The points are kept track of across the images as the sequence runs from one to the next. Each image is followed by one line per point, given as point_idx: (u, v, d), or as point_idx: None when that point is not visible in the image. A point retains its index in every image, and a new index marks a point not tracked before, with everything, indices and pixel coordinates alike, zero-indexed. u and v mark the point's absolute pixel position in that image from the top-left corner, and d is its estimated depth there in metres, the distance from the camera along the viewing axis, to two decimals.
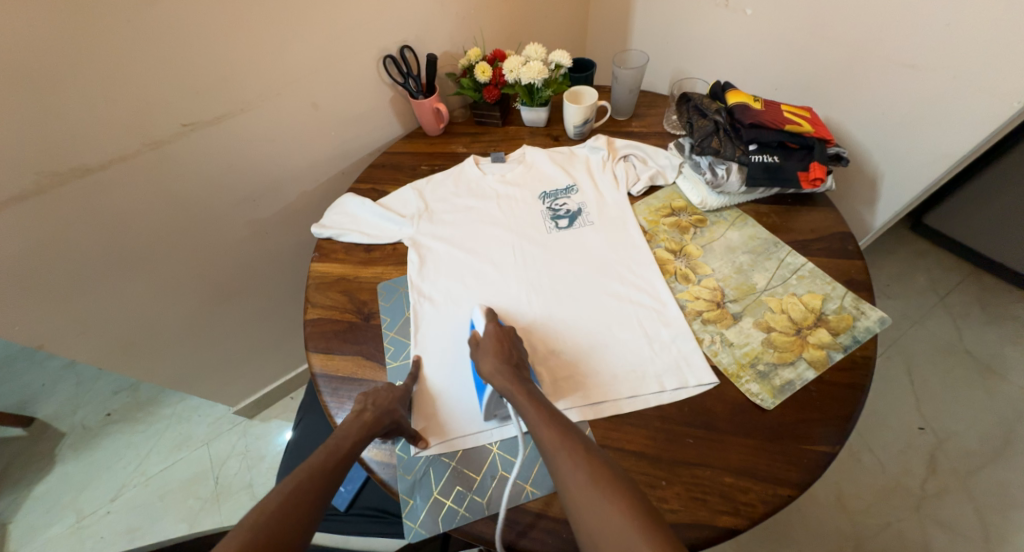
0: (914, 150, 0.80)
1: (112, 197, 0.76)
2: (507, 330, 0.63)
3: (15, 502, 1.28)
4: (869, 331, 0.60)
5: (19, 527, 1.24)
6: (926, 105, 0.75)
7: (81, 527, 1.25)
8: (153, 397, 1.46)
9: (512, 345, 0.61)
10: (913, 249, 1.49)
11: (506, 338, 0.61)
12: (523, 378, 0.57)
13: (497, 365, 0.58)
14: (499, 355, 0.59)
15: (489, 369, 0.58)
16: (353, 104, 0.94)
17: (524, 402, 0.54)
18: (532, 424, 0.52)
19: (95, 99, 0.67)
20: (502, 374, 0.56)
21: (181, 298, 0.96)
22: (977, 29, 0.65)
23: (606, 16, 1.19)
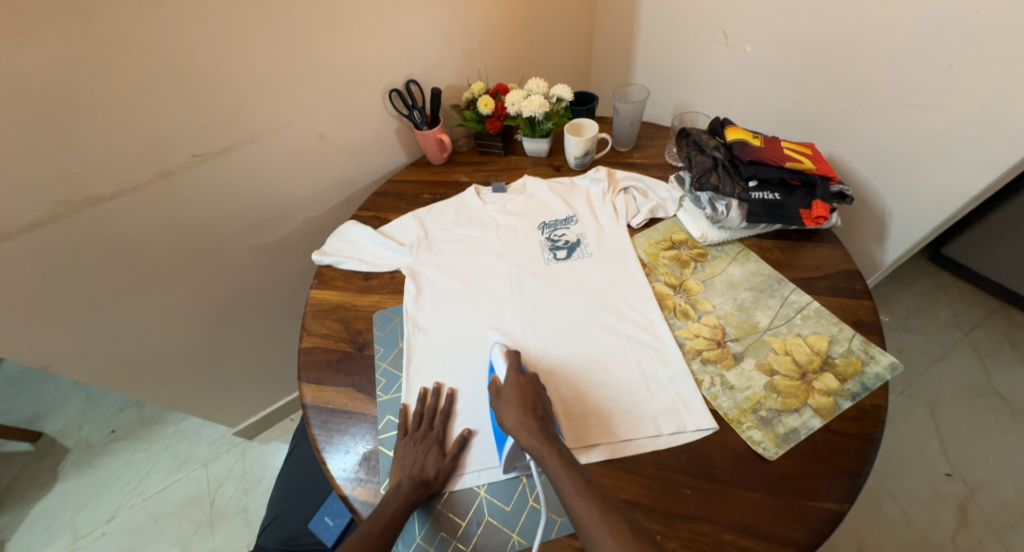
0: (926, 186, 0.77)
1: (121, 225, 0.77)
2: (529, 378, 0.59)
3: (15, 520, 1.28)
4: (879, 378, 0.57)
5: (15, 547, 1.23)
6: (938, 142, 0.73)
7: (76, 548, 1.23)
8: (157, 415, 1.46)
9: (537, 395, 0.58)
10: (933, 282, 1.44)
11: (530, 388, 0.58)
12: (550, 434, 0.54)
13: (522, 419, 0.55)
14: (523, 406, 0.56)
15: (514, 424, 0.55)
16: (359, 135, 0.96)
17: (553, 464, 0.51)
18: (558, 481, 0.50)
19: (108, 132, 0.69)
20: (529, 432, 0.53)
21: (185, 323, 0.96)
22: (988, 67, 0.64)
23: (610, 48, 1.21)
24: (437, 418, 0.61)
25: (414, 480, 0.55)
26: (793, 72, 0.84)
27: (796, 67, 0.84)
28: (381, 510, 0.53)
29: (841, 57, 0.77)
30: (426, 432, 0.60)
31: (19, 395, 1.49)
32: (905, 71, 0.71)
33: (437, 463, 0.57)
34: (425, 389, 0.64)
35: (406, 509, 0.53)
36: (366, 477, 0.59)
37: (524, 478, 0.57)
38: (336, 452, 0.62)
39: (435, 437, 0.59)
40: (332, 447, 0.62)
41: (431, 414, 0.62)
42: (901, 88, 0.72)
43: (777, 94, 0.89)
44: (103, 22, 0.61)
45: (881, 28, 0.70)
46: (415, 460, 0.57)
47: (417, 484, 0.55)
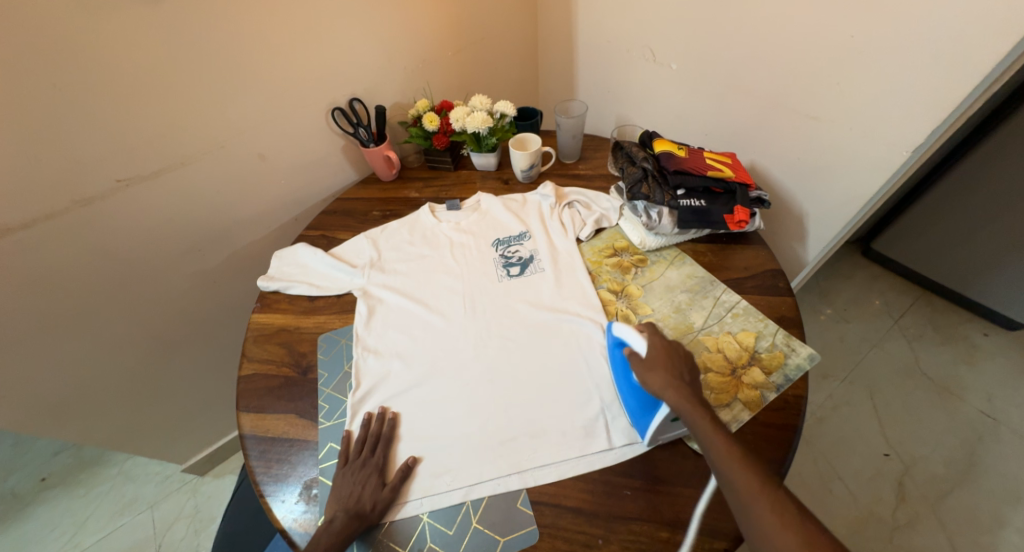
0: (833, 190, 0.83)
1: (39, 256, 0.72)
2: (673, 346, 0.59)
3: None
4: (801, 369, 0.61)
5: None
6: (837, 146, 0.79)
7: None
8: (95, 457, 1.35)
9: (682, 361, 0.57)
10: (866, 274, 1.54)
11: (675, 354, 0.57)
12: (698, 399, 0.54)
13: (671, 381, 0.55)
14: (669, 368, 0.56)
15: (661, 385, 0.55)
16: (301, 154, 0.95)
17: (702, 424, 0.52)
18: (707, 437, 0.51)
19: (22, 161, 0.65)
20: (679, 393, 0.54)
21: (119, 355, 0.90)
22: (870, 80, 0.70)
23: (553, 63, 1.25)
24: (379, 446, 0.60)
25: (348, 512, 0.54)
26: (711, 86, 0.90)
27: (715, 82, 0.89)
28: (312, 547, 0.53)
29: (753, 74, 0.83)
30: (366, 459, 0.59)
31: None
32: (809, 87, 0.77)
33: (376, 493, 0.56)
34: (370, 415, 0.64)
35: (338, 545, 0.52)
36: (306, 507, 0.58)
37: (468, 501, 0.57)
38: (275, 484, 0.60)
39: (375, 465, 0.58)
40: (271, 479, 0.60)
41: (374, 441, 0.61)
42: (806, 101, 0.78)
43: (704, 108, 0.94)
44: (6, 48, 0.59)
45: (784, 47, 0.77)
46: (352, 490, 0.56)
47: (352, 517, 0.54)
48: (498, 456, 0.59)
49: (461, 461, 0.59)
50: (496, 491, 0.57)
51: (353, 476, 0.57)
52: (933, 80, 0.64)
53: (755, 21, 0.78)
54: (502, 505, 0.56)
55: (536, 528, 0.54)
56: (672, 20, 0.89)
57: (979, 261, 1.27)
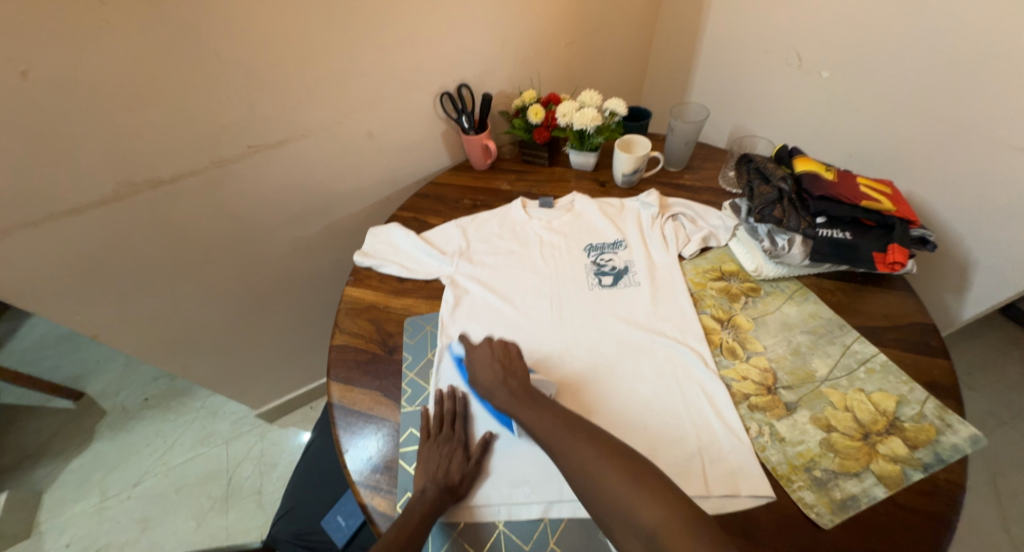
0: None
1: (175, 208, 0.78)
2: (501, 343, 0.64)
3: (59, 472, 1.33)
4: (958, 451, 0.51)
5: (50, 500, 1.28)
6: None
7: (104, 508, 1.26)
8: (187, 388, 1.49)
9: (498, 357, 0.62)
10: (1002, 338, 1.31)
11: (501, 352, 0.62)
12: (527, 394, 0.57)
13: (494, 380, 0.59)
14: (487, 372, 0.61)
15: (488, 385, 0.60)
16: (408, 136, 0.96)
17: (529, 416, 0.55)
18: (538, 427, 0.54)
19: (177, 119, 0.70)
20: (504, 393, 0.58)
21: (223, 304, 0.97)
22: None
23: (670, 63, 1.18)
24: (457, 423, 0.60)
25: (440, 484, 0.53)
26: (879, 101, 0.80)
27: (887, 96, 0.79)
28: (409, 514, 0.51)
29: (942, 90, 0.72)
30: (450, 437, 0.58)
31: (67, 354, 1.57)
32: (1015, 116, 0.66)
33: (465, 467, 0.55)
34: (441, 392, 0.63)
35: (432, 517, 0.51)
36: (385, 487, 0.58)
37: (547, 518, 0.53)
38: (357, 458, 0.60)
39: (458, 440, 0.58)
40: (354, 451, 0.61)
41: (450, 420, 0.60)
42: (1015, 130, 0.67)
43: (852, 122, 0.85)
44: (186, 15, 0.63)
45: (1000, 61, 0.65)
46: (440, 463, 0.55)
47: (444, 489, 0.53)
48: None
49: (542, 471, 0.56)
50: (575, 513, 0.54)
51: (440, 451, 0.56)
52: None
53: (966, 26, 0.67)
54: (585, 529, 0.52)
55: None
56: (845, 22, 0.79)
57: None
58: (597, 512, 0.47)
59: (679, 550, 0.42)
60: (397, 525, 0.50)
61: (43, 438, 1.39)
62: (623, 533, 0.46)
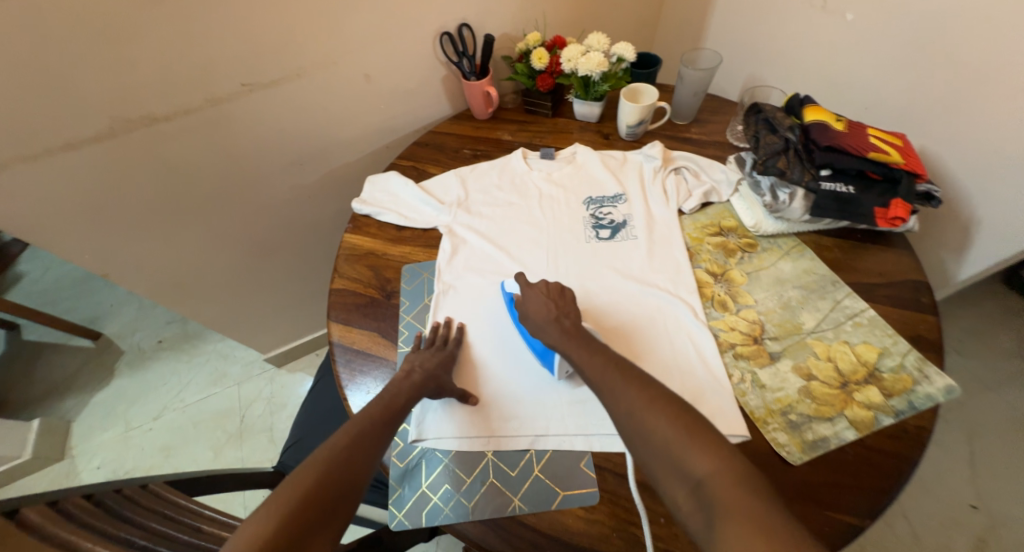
0: None
1: (171, 148, 0.77)
2: (558, 287, 0.64)
3: (85, 403, 1.40)
4: (931, 400, 0.53)
5: (81, 427, 1.35)
6: None
7: (127, 437, 1.33)
8: (198, 331, 1.54)
9: (560, 298, 0.62)
10: (1000, 304, 1.32)
11: (557, 293, 0.63)
12: (583, 338, 0.57)
13: (549, 322, 0.59)
14: (541, 312, 0.61)
15: (541, 325, 0.59)
16: (408, 79, 0.93)
17: (578, 359, 0.55)
18: (591, 371, 0.53)
19: (166, 52, 0.68)
20: (556, 331, 0.58)
21: (225, 249, 0.98)
22: None
23: (686, 7, 1.11)
24: (449, 342, 0.63)
25: (428, 373, 0.58)
26: (902, 51, 0.77)
27: (910, 46, 0.75)
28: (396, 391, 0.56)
29: (966, 39, 0.69)
30: (439, 348, 0.62)
31: (80, 296, 1.60)
32: None
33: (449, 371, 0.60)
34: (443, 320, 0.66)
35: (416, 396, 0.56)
36: None
37: (533, 450, 0.56)
38: (356, 391, 0.63)
39: (450, 349, 0.62)
40: (353, 385, 0.64)
41: (442, 338, 0.63)
42: None
43: (869, 74, 0.82)
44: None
45: None
46: (429, 357, 0.60)
47: (431, 378, 0.58)
48: (564, 416, 0.58)
49: (530, 410, 0.58)
50: (560, 446, 0.56)
51: (434, 349, 0.62)
52: None
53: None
54: (568, 462, 0.55)
55: (597, 492, 0.53)
56: None
57: None
58: (641, 454, 0.46)
59: (727, 502, 0.39)
60: (381, 402, 0.55)
61: (66, 373, 1.46)
62: (666, 479, 0.44)
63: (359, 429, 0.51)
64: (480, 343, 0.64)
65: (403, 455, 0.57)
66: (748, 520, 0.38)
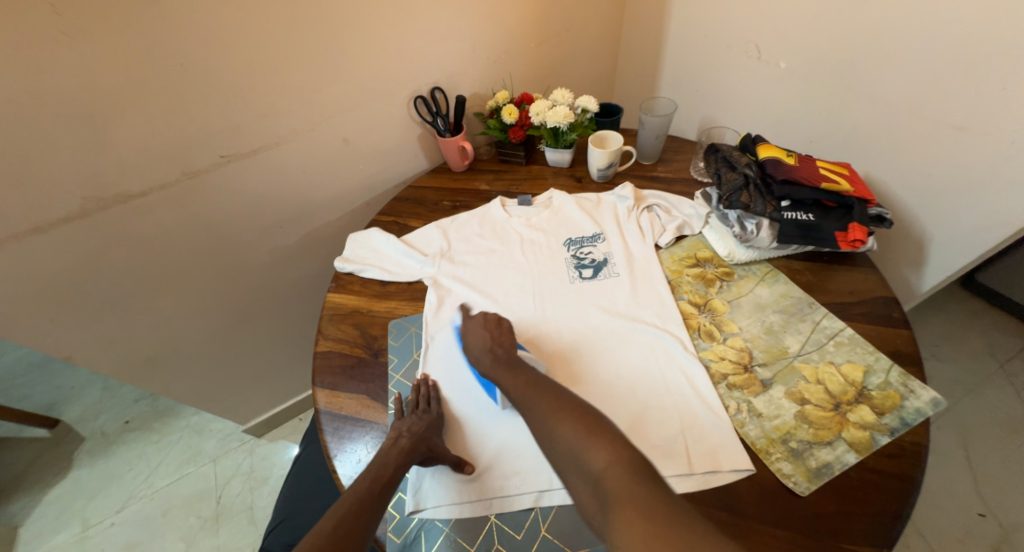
0: (970, 214, 0.76)
1: (147, 222, 0.77)
2: (496, 318, 0.67)
3: (37, 503, 1.29)
4: (920, 414, 0.54)
5: (29, 532, 1.24)
6: (976, 167, 0.73)
7: (85, 537, 1.23)
8: (170, 408, 1.46)
9: (498, 330, 0.65)
10: (965, 309, 1.38)
11: (495, 326, 0.66)
12: (508, 361, 0.60)
13: (484, 351, 0.63)
14: (479, 344, 0.64)
15: (477, 354, 0.63)
16: (383, 140, 0.96)
17: (503, 379, 0.58)
18: (512, 387, 0.57)
19: (143, 132, 0.69)
20: (490, 358, 0.61)
21: (203, 318, 0.96)
22: None
23: (638, 59, 1.21)
24: (436, 402, 0.62)
25: (415, 436, 0.56)
26: (836, 89, 0.84)
27: (842, 84, 0.83)
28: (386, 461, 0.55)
29: (890, 77, 0.76)
30: (427, 410, 0.61)
31: (40, 381, 1.52)
32: (957, 96, 0.70)
33: (439, 434, 0.58)
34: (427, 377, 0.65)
35: (404, 464, 0.55)
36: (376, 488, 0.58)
37: (537, 507, 0.54)
38: (346, 461, 0.61)
39: (435, 411, 0.61)
40: (342, 455, 0.61)
41: (429, 399, 0.63)
42: (957, 110, 0.71)
43: (810, 110, 0.89)
44: (145, 24, 0.62)
45: (938, 47, 0.69)
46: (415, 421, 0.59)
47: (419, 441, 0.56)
48: None
49: (531, 464, 0.57)
50: (566, 501, 0.54)
51: (424, 413, 0.60)
52: None
53: (909, 13, 0.70)
54: (576, 516, 0.54)
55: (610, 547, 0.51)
56: (799, 14, 0.83)
57: None
58: (550, 459, 0.49)
59: (620, 492, 0.42)
60: (369, 475, 0.54)
61: (19, 469, 1.35)
62: (573, 478, 0.47)
63: (347, 508, 0.50)
64: (463, 398, 0.64)
65: (400, 529, 0.54)
66: (631, 505, 0.41)
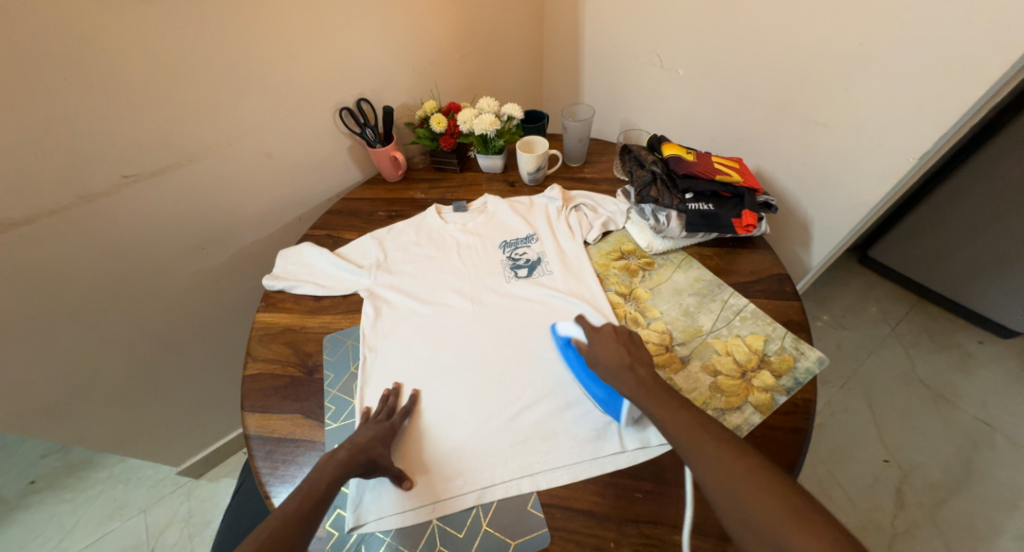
0: (837, 198, 0.88)
1: (40, 252, 0.72)
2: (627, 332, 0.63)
3: None
4: (809, 372, 0.62)
5: None
6: (837, 157, 0.83)
7: None
8: (86, 459, 1.33)
9: (632, 343, 0.61)
10: (861, 281, 1.55)
11: (629, 341, 0.61)
12: (652, 381, 0.56)
13: (623, 366, 0.58)
14: (614, 355, 0.60)
15: (617, 368, 0.58)
16: (309, 153, 0.94)
17: (648, 403, 0.54)
18: (662, 419, 0.53)
19: (27, 154, 0.65)
20: (633, 380, 0.57)
21: (118, 353, 0.89)
22: (870, 96, 0.75)
23: (560, 67, 1.27)
24: (397, 415, 0.62)
25: (355, 447, 0.55)
26: (727, 93, 0.93)
27: (731, 89, 0.92)
28: (320, 475, 0.52)
29: (767, 81, 0.86)
30: (383, 420, 0.61)
31: None
32: (818, 97, 0.81)
33: (385, 447, 0.58)
34: (388, 391, 0.65)
35: (342, 479, 0.53)
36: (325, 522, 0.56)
37: (480, 503, 0.56)
38: (281, 485, 0.60)
39: (389, 426, 0.60)
40: (277, 480, 0.60)
41: (390, 411, 0.62)
42: (819, 109, 0.82)
43: (710, 113, 0.98)
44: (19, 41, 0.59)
45: (801, 54, 0.79)
46: (366, 436, 0.58)
47: (358, 453, 0.55)
48: (511, 461, 0.59)
49: (475, 458, 0.59)
50: (508, 493, 0.57)
51: (371, 426, 0.59)
52: (946, 85, 0.67)
53: (774, 24, 0.80)
54: (513, 506, 0.56)
55: (548, 531, 0.54)
56: (690, 25, 0.91)
57: (976, 268, 1.27)
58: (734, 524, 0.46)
59: None
60: (300, 491, 0.50)
61: None
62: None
63: (275, 527, 0.47)
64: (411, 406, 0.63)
65: (339, 546, 0.54)
66: None
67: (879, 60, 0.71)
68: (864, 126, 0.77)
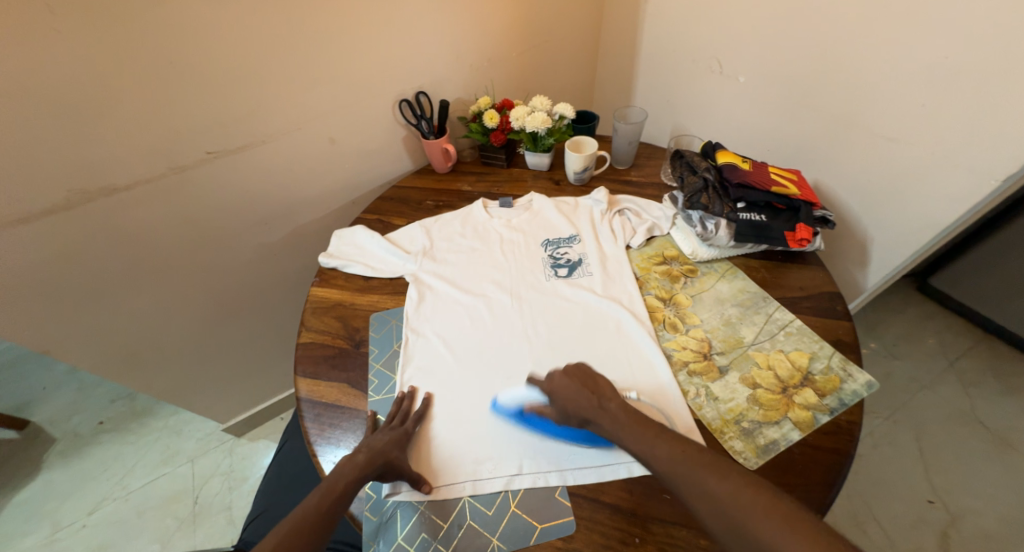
0: (902, 219, 0.83)
1: (130, 216, 0.79)
2: (579, 368, 0.63)
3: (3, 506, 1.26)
4: (856, 395, 0.60)
5: None
6: (908, 175, 0.79)
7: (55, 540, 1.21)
8: (147, 408, 1.45)
9: (598, 386, 0.61)
10: (919, 309, 1.46)
11: (588, 378, 0.62)
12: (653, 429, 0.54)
13: (596, 411, 0.58)
14: (577, 402, 0.59)
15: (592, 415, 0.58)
16: (368, 141, 0.99)
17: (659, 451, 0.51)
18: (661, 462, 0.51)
19: (127, 126, 0.71)
20: (606, 419, 0.57)
21: (186, 314, 0.97)
22: (952, 113, 0.71)
23: (615, 69, 1.27)
24: (410, 420, 0.62)
25: (370, 451, 0.57)
26: (791, 101, 0.90)
27: (796, 98, 0.89)
28: (337, 478, 0.55)
29: (836, 92, 0.83)
30: (397, 426, 0.61)
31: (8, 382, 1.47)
32: (892, 110, 0.77)
33: (402, 449, 0.59)
34: (403, 393, 0.66)
35: (359, 479, 0.55)
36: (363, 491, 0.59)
37: (508, 489, 0.58)
38: (327, 445, 0.63)
39: (404, 431, 0.61)
40: (323, 440, 0.64)
41: (404, 416, 0.63)
42: (891, 123, 0.78)
43: (770, 122, 0.96)
44: (132, 24, 0.65)
45: (876, 65, 0.76)
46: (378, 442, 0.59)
47: (374, 454, 0.57)
48: (536, 455, 0.60)
49: (502, 451, 0.60)
50: (535, 484, 0.58)
51: (390, 430, 0.60)
52: None
53: (850, 32, 0.77)
54: (541, 493, 0.57)
55: (574, 521, 0.55)
56: (758, 31, 0.89)
57: None
58: None
59: None
60: (319, 489, 0.54)
61: None
62: None
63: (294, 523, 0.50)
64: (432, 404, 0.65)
65: (376, 508, 0.57)
66: None
67: (965, 76, 0.68)
68: (943, 144, 0.73)
